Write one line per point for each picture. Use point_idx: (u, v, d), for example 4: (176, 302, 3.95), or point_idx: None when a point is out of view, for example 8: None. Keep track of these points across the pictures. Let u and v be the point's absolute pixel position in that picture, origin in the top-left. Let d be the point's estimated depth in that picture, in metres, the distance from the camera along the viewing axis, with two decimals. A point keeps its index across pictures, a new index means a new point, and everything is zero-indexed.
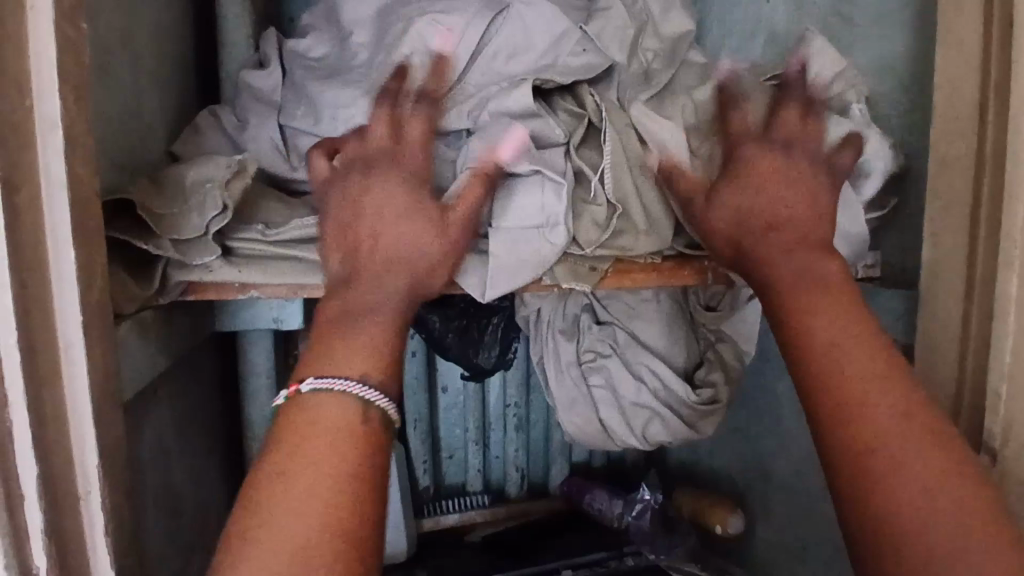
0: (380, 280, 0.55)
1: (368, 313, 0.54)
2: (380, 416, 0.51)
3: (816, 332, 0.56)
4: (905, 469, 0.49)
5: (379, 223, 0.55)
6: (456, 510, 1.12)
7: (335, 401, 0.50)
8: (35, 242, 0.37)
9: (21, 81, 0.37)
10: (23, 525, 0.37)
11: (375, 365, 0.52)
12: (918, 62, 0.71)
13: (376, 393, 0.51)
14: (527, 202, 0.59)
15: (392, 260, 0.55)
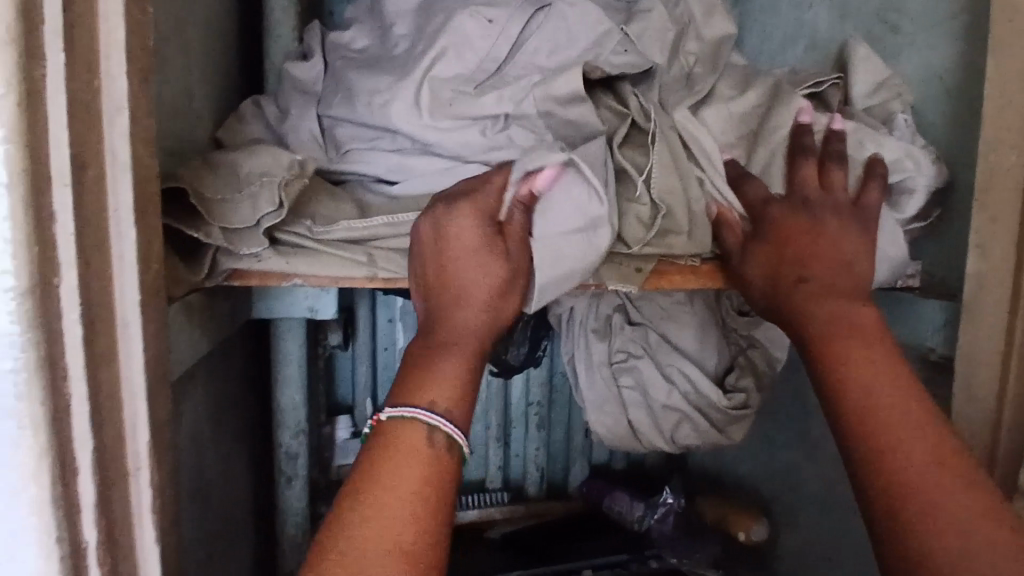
0: (454, 317, 0.57)
1: (445, 349, 0.56)
2: (446, 441, 0.52)
3: (850, 370, 0.57)
4: (936, 501, 0.50)
5: (457, 253, 0.57)
6: (475, 507, 1.12)
7: (404, 427, 0.52)
8: (99, 222, 0.38)
9: (93, 66, 0.38)
10: (76, 497, 0.38)
11: (445, 398, 0.54)
12: (966, 73, 0.71)
13: (443, 419, 0.53)
14: (562, 204, 0.57)
15: (472, 292, 0.57)
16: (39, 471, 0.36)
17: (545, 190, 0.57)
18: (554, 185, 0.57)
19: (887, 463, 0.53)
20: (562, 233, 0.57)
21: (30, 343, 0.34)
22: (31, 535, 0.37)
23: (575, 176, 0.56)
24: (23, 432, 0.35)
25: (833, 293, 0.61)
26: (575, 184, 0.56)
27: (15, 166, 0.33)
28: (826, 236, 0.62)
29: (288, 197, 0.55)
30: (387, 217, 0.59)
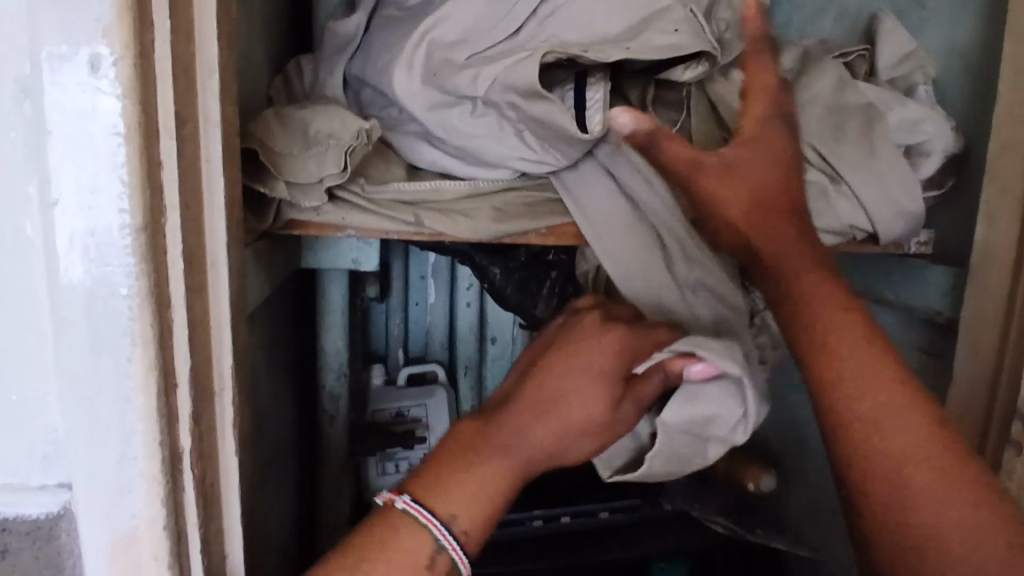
0: (541, 426, 0.55)
1: (507, 453, 0.53)
2: (447, 563, 0.51)
3: (836, 338, 0.53)
4: (928, 474, 0.48)
5: (579, 387, 0.56)
6: None
7: (418, 535, 0.50)
8: (194, 171, 0.44)
9: (189, 32, 0.43)
10: (176, 409, 0.44)
11: (471, 521, 0.51)
12: (987, 47, 0.74)
13: (452, 541, 0.50)
14: (704, 409, 0.58)
15: (552, 411, 0.55)
16: (147, 386, 0.42)
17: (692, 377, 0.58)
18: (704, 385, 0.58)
19: (866, 428, 0.50)
20: (684, 434, 0.59)
21: (140, 273, 0.40)
22: (137, 440, 0.43)
23: (725, 387, 0.58)
24: (133, 349, 0.41)
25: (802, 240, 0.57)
26: (726, 389, 0.58)
27: (130, 120, 0.39)
28: (785, 177, 0.58)
29: (352, 163, 0.60)
30: (433, 183, 0.65)
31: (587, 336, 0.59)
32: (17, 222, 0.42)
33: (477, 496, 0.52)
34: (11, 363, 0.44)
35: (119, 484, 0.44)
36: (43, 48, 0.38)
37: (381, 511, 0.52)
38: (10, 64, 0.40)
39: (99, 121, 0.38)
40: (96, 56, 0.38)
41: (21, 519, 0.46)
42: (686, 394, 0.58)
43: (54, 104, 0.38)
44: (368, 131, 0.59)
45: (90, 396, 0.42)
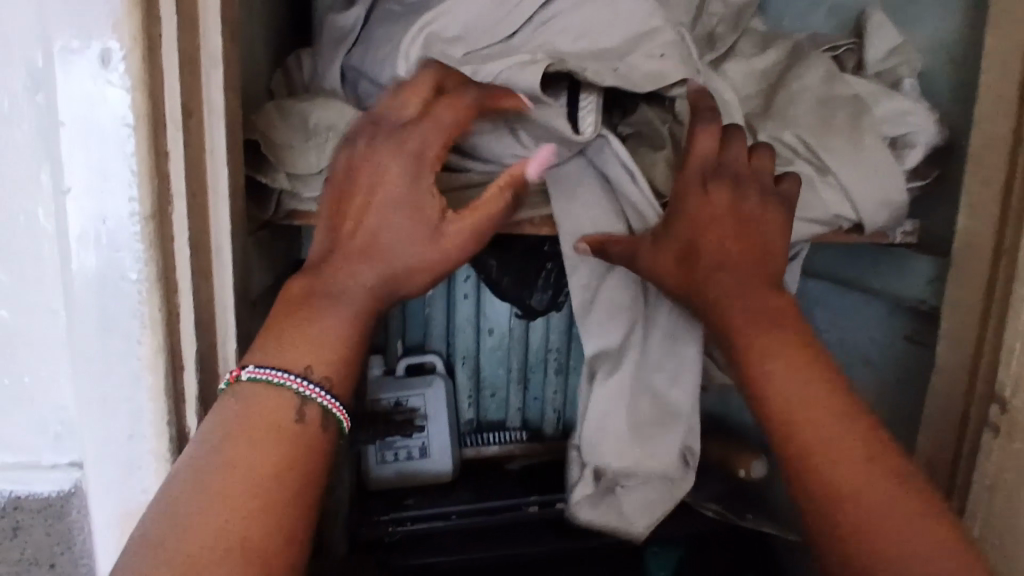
0: (363, 256, 0.51)
1: (331, 293, 0.50)
2: (318, 413, 0.46)
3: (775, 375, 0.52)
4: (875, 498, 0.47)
5: (385, 208, 0.51)
6: (496, 443, 1.19)
7: (271, 395, 0.45)
8: (198, 160, 0.46)
9: (194, 27, 0.45)
10: (183, 390, 0.46)
11: (316, 359, 0.47)
12: (971, 42, 0.75)
13: (318, 389, 0.46)
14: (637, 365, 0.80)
15: (364, 241, 0.51)
16: (155, 366, 0.44)
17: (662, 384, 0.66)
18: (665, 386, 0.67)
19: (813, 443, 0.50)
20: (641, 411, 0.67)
21: (149, 258, 0.42)
22: (147, 418, 0.45)
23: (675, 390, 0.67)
24: (142, 331, 0.43)
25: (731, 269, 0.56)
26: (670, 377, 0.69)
27: (140, 111, 0.40)
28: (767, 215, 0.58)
29: None
30: None
31: (381, 162, 0.52)
32: (30, 210, 0.44)
33: (316, 333, 0.48)
34: (24, 346, 0.45)
35: (129, 460, 0.46)
36: (56, 42, 0.40)
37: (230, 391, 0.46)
38: (24, 58, 0.42)
39: (111, 113, 0.40)
40: (107, 50, 0.40)
41: (33, 497, 0.48)
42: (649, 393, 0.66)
43: (66, 95, 0.40)
44: None
45: (101, 376, 0.44)
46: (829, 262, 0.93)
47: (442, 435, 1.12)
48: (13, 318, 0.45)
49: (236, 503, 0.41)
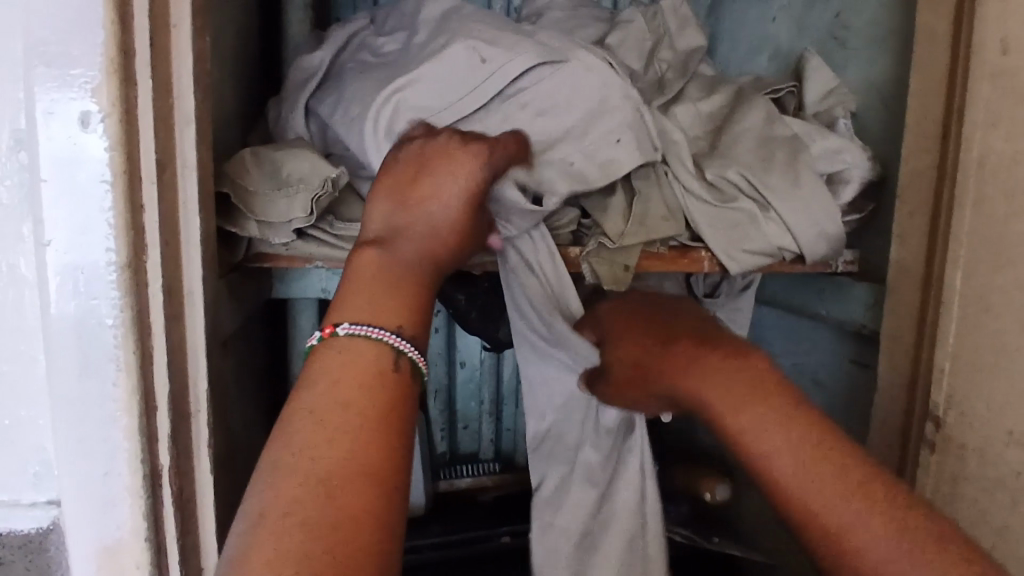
0: (423, 238, 0.56)
1: (403, 268, 0.55)
2: (410, 365, 0.51)
3: (766, 444, 0.54)
4: (892, 553, 0.47)
5: (439, 207, 0.57)
6: (469, 475, 1.21)
7: (368, 348, 0.50)
8: (171, 211, 0.48)
9: (167, 87, 0.48)
10: (157, 429, 0.48)
11: (406, 319, 0.53)
12: (897, 84, 0.81)
13: (408, 342, 0.51)
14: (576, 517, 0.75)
15: (421, 221, 0.57)
16: (130, 406, 0.46)
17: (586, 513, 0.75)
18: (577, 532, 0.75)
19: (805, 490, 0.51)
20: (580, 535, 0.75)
21: (125, 304, 0.45)
22: (121, 457, 0.47)
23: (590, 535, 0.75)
24: (119, 373, 0.46)
25: (704, 354, 0.62)
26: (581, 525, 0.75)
27: (116, 168, 0.43)
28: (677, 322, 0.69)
29: (319, 207, 0.64)
30: None
31: (444, 155, 0.59)
32: (12, 259, 0.46)
33: (394, 301, 0.53)
34: (5, 389, 0.48)
35: (104, 498, 0.48)
36: (39, 106, 0.43)
37: (322, 347, 0.50)
38: (7, 119, 0.45)
39: (89, 169, 0.43)
40: (86, 113, 0.43)
41: (14, 533, 0.50)
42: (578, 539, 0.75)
43: (46, 155, 0.43)
44: (335, 180, 0.64)
45: (78, 416, 0.46)
46: (778, 292, 0.99)
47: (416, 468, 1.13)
48: None
49: (323, 455, 0.44)
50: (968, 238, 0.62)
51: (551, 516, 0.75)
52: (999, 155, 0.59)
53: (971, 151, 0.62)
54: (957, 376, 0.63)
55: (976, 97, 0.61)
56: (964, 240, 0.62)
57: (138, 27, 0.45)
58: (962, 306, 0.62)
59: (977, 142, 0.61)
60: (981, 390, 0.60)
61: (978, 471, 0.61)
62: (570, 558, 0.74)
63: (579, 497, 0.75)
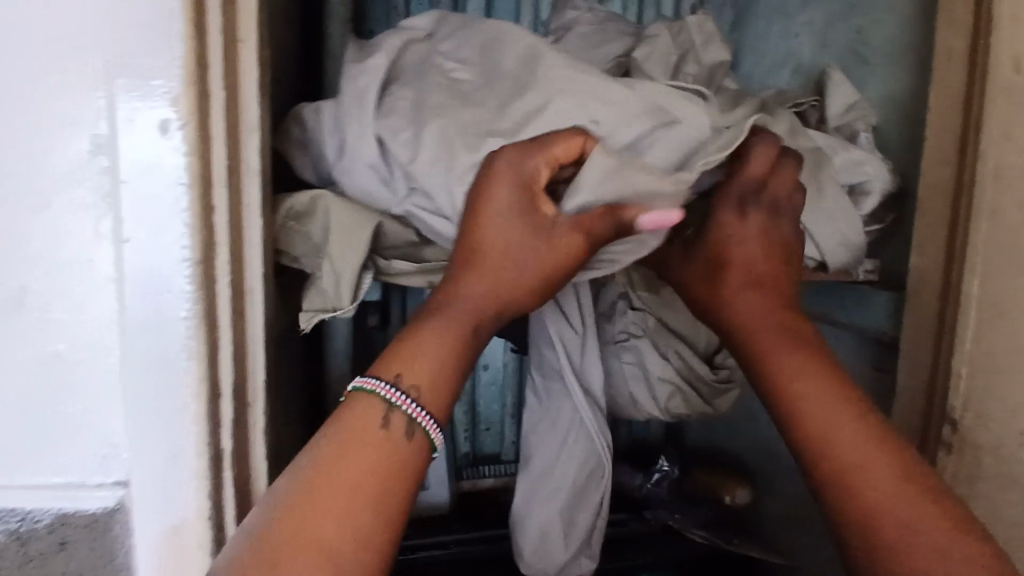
0: (483, 276, 0.57)
1: (454, 311, 0.56)
2: (403, 421, 0.51)
3: (823, 414, 0.58)
4: (927, 544, 0.50)
5: (489, 233, 0.57)
6: (492, 475, 1.26)
7: (364, 406, 0.51)
8: (237, 212, 0.52)
9: (235, 98, 0.51)
10: (221, 415, 0.52)
11: (418, 377, 0.52)
12: (917, 98, 0.83)
13: (402, 396, 0.51)
14: (545, 504, 0.77)
15: (485, 259, 0.57)
16: (199, 392, 0.50)
17: (556, 501, 0.77)
18: (543, 517, 0.77)
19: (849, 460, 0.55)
20: (547, 522, 0.77)
21: (197, 298, 0.49)
22: (190, 440, 0.51)
23: (554, 521, 0.77)
24: (189, 362, 0.49)
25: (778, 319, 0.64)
26: (550, 510, 0.77)
27: (192, 172, 0.47)
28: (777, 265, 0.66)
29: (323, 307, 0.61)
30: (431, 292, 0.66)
31: (494, 180, 0.56)
32: (91, 255, 0.50)
33: (427, 357, 0.54)
34: (79, 376, 0.51)
35: (173, 479, 0.51)
36: (123, 114, 0.47)
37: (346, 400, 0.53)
38: (89, 125, 0.48)
39: (168, 173, 0.47)
40: (166, 121, 0.47)
41: (81, 512, 0.52)
42: (542, 523, 0.77)
43: (129, 160, 0.47)
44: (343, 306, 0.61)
45: (151, 402, 0.50)
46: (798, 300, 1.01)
47: (441, 468, 1.16)
48: (71, 350, 0.50)
49: (313, 517, 0.46)
50: (984, 246, 0.64)
51: (533, 484, 0.78)
52: (1013, 168, 0.62)
53: (987, 164, 0.64)
54: (974, 380, 0.65)
55: (990, 112, 0.64)
56: (980, 250, 0.65)
57: (212, 42, 0.48)
58: (979, 312, 0.65)
59: (991, 156, 0.64)
60: (999, 393, 0.63)
61: (994, 470, 0.64)
62: (545, 524, 0.77)
63: (562, 478, 0.77)
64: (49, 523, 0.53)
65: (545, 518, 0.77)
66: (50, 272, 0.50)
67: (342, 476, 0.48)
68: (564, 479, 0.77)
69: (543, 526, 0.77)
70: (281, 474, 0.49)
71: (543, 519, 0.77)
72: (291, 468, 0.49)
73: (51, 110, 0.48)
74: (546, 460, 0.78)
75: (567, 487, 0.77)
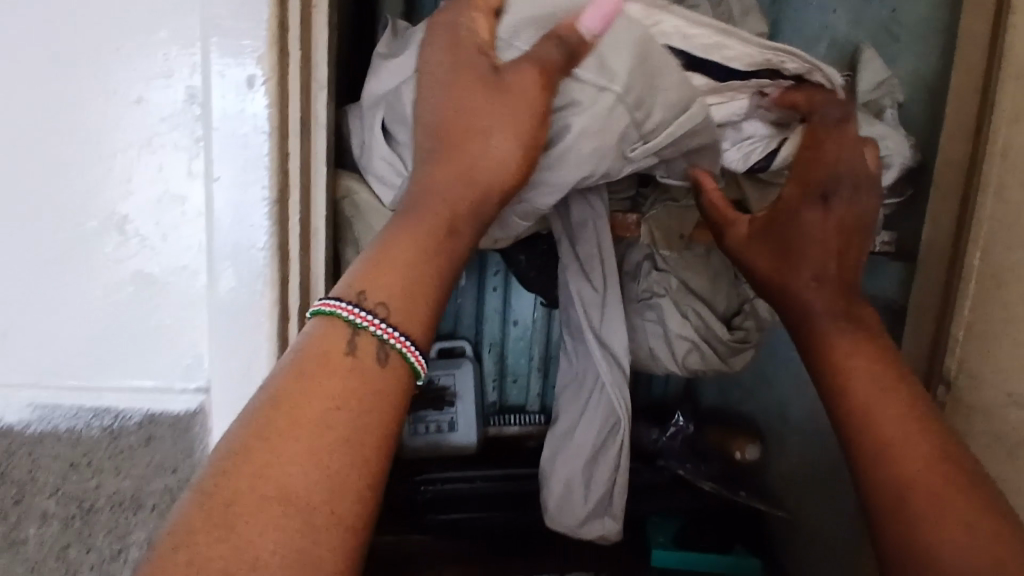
0: (443, 156, 0.54)
1: (412, 210, 0.53)
2: (368, 342, 0.47)
3: (872, 399, 0.55)
4: (957, 539, 0.47)
5: (436, 99, 0.55)
6: (517, 424, 1.33)
7: (336, 333, 0.47)
8: (309, 160, 0.59)
9: (308, 58, 0.58)
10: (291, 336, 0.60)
11: (392, 300, 0.49)
12: (942, 77, 0.87)
13: (388, 327, 0.47)
14: (566, 462, 0.85)
15: (448, 139, 0.55)
16: (271, 313, 0.58)
17: (576, 460, 0.84)
18: (562, 472, 0.85)
19: (888, 446, 0.53)
20: (566, 477, 0.85)
21: (273, 232, 0.57)
22: (263, 354, 0.59)
23: (574, 476, 0.84)
24: (265, 286, 0.57)
25: (844, 301, 0.61)
26: (572, 468, 0.84)
27: (273, 122, 0.55)
28: (849, 243, 0.62)
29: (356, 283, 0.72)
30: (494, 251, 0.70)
31: (443, 44, 0.56)
32: (182, 192, 0.57)
33: (399, 266, 0.50)
34: (169, 296, 0.59)
35: (246, 387, 0.59)
36: (216, 69, 0.54)
37: (318, 321, 0.48)
38: (184, 78, 0.56)
39: (253, 122, 0.55)
40: (252, 76, 0.54)
41: (166, 413, 0.61)
42: (565, 479, 0.85)
43: (220, 109, 0.55)
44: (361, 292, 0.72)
45: (232, 319, 0.58)
46: None
47: (470, 412, 1.26)
48: (163, 273, 0.58)
49: (277, 466, 0.41)
50: (988, 219, 0.69)
51: (559, 442, 0.86)
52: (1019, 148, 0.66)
53: (997, 142, 0.68)
54: (969, 344, 0.71)
55: (1002, 94, 0.68)
56: (985, 223, 0.70)
57: (292, 6, 0.54)
58: (979, 280, 0.70)
59: (1001, 135, 0.68)
60: (991, 358, 0.68)
61: (980, 428, 0.69)
62: (568, 478, 0.85)
63: (583, 438, 0.84)
64: (138, 421, 0.61)
65: (568, 475, 0.85)
66: (148, 205, 0.57)
67: (306, 416, 0.43)
68: (584, 441, 0.84)
69: (562, 480, 0.85)
70: (243, 417, 0.44)
71: (564, 476, 0.85)
72: (251, 415, 0.43)
73: (152, 63, 0.55)
74: (571, 422, 0.86)
75: (589, 448, 0.84)
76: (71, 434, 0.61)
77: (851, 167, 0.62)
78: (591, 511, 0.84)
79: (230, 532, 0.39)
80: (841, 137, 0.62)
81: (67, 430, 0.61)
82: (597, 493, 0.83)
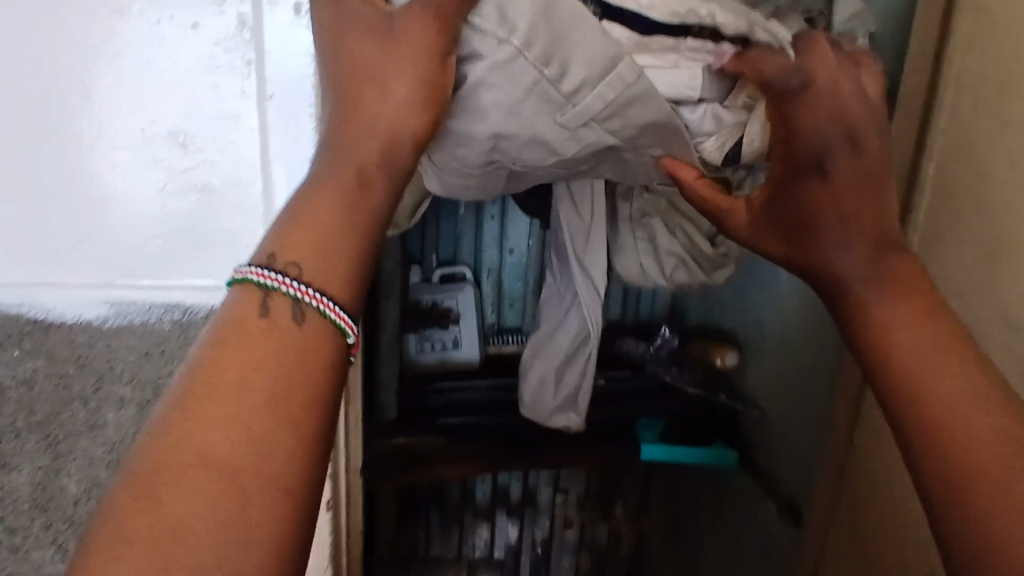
0: (363, 115, 0.54)
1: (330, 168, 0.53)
2: (280, 301, 0.48)
3: (922, 376, 0.50)
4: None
5: (333, 53, 0.55)
6: (516, 343, 1.41)
7: (248, 300, 0.48)
8: None
9: None
10: None
11: (308, 256, 0.50)
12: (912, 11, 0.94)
13: (303, 286, 0.48)
14: (539, 362, 0.96)
15: (362, 97, 0.54)
16: None
17: (550, 360, 0.96)
18: (534, 369, 0.97)
19: (945, 432, 0.48)
20: (539, 375, 0.96)
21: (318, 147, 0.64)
22: None
23: (545, 373, 0.96)
24: None
25: (882, 258, 0.55)
26: (545, 368, 0.96)
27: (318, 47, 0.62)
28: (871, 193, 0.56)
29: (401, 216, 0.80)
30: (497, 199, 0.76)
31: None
32: (237, 111, 0.65)
33: (319, 229, 0.50)
34: (229, 203, 0.67)
35: None
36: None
37: (239, 288, 0.49)
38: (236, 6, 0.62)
39: (300, 46, 0.62)
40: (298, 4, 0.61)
41: None
42: (539, 377, 0.96)
43: (273, 34, 0.62)
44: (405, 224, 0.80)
45: None
46: None
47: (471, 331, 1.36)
48: (223, 183, 0.66)
49: (198, 440, 0.43)
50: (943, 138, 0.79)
51: (540, 343, 0.97)
52: (971, 74, 0.74)
53: (952, 69, 0.77)
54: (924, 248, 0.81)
55: (959, 24, 0.76)
56: (941, 141, 0.79)
57: None
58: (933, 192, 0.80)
59: (958, 63, 0.76)
60: (942, 260, 0.78)
61: None
62: (543, 377, 0.96)
63: (561, 338, 0.95)
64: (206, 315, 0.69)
65: (545, 373, 0.96)
66: (205, 122, 0.65)
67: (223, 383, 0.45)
68: (558, 345, 0.95)
69: (537, 375, 0.97)
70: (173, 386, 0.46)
71: (538, 373, 0.97)
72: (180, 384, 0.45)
73: None
74: (550, 329, 0.96)
75: (564, 349, 0.94)
76: (146, 327, 0.69)
77: (844, 111, 0.56)
78: (560, 404, 0.97)
79: (154, 505, 0.41)
80: (823, 92, 0.57)
81: (142, 324, 0.69)
82: (566, 391, 0.95)
